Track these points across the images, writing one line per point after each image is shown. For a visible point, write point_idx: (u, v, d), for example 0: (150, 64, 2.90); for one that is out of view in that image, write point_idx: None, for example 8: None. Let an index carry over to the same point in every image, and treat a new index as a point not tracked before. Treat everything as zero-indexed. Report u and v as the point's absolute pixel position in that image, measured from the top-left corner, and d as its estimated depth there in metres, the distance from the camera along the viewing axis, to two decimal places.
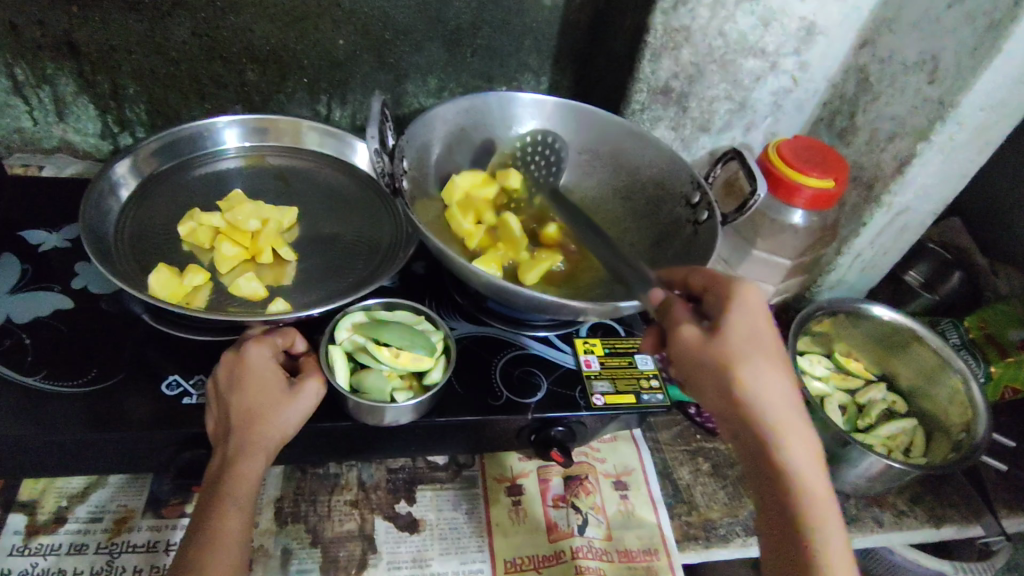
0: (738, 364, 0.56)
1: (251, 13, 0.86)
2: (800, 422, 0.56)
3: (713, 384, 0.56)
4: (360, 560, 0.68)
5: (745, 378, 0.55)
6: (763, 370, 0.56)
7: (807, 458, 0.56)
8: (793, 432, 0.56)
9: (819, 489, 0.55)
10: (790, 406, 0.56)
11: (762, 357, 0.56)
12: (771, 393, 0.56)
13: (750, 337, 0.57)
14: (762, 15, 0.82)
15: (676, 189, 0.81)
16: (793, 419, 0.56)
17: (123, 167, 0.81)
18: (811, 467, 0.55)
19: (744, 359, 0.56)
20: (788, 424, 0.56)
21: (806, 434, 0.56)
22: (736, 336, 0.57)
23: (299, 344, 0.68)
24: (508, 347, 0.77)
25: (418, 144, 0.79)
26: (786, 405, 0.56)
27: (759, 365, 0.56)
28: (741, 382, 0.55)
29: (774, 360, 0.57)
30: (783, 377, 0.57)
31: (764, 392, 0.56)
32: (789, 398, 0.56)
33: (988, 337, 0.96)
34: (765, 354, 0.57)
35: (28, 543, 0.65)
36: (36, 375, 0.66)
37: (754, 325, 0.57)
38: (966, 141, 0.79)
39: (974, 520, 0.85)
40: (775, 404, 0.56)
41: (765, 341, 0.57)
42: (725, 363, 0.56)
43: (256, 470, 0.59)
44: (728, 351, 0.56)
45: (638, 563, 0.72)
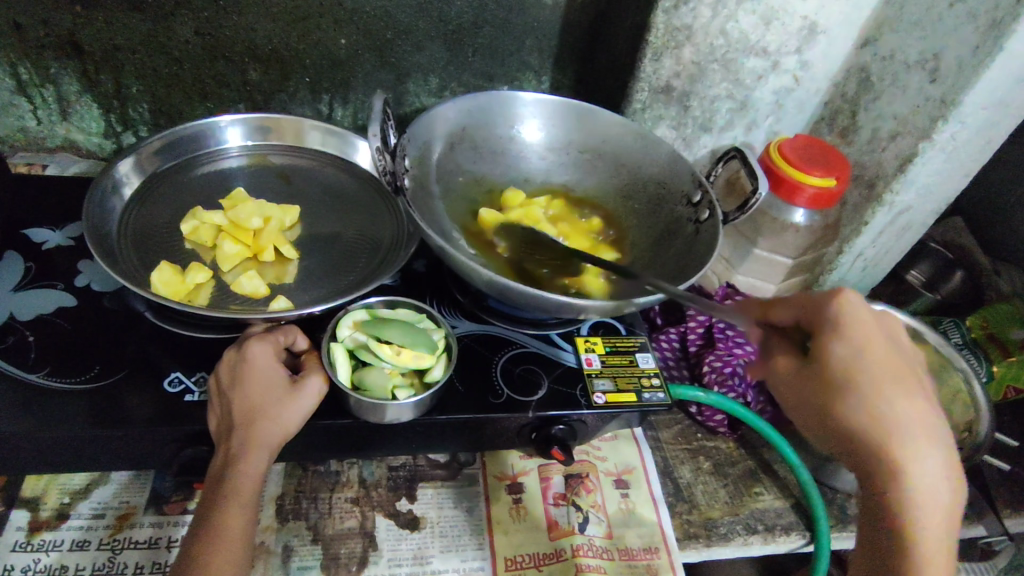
0: (857, 383, 0.52)
1: (253, 12, 0.86)
2: (925, 444, 0.52)
3: (816, 403, 0.54)
4: (361, 558, 0.68)
5: (858, 396, 0.52)
6: (875, 391, 0.52)
7: (934, 483, 0.51)
8: (923, 457, 0.51)
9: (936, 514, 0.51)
10: (920, 427, 0.52)
11: (880, 373, 0.53)
12: (885, 410, 0.52)
13: (873, 351, 0.53)
14: (764, 14, 0.82)
15: (677, 188, 0.81)
16: (916, 441, 0.51)
17: (126, 165, 0.81)
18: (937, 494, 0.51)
19: (854, 382, 0.52)
20: (911, 442, 0.51)
21: (933, 459, 0.51)
22: (857, 353, 0.53)
23: (300, 341, 0.68)
24: (509, 345, 0.77)
25: (419, 143, 0.78)
26: (904, 427, 0.52)
27: (882, 384, 0.52)
28: (847, 402, 0.52)
29: (902, 377, 0.53)
30: (899, 394, 0.52)
31: (882, 412, 0.52)
32: (908, 418, 0.52)
33: (989, 337, 0.95)
34: (893, 370, 0.53)
35: (31, 539, 0.65)
36: (39, 371, 0.66)
37: (866, 340, 0.54)
38: (970, 140, 0.79)
39: (977, 520, 0.85)
40: (896, 419, 0.52)
41: (894, 356, 0.54)
42: (844, 386, 0.53)
43: (259, 468, 0.59)
44: (836, 371, 0.53)
45: (639, 561, 0.72)
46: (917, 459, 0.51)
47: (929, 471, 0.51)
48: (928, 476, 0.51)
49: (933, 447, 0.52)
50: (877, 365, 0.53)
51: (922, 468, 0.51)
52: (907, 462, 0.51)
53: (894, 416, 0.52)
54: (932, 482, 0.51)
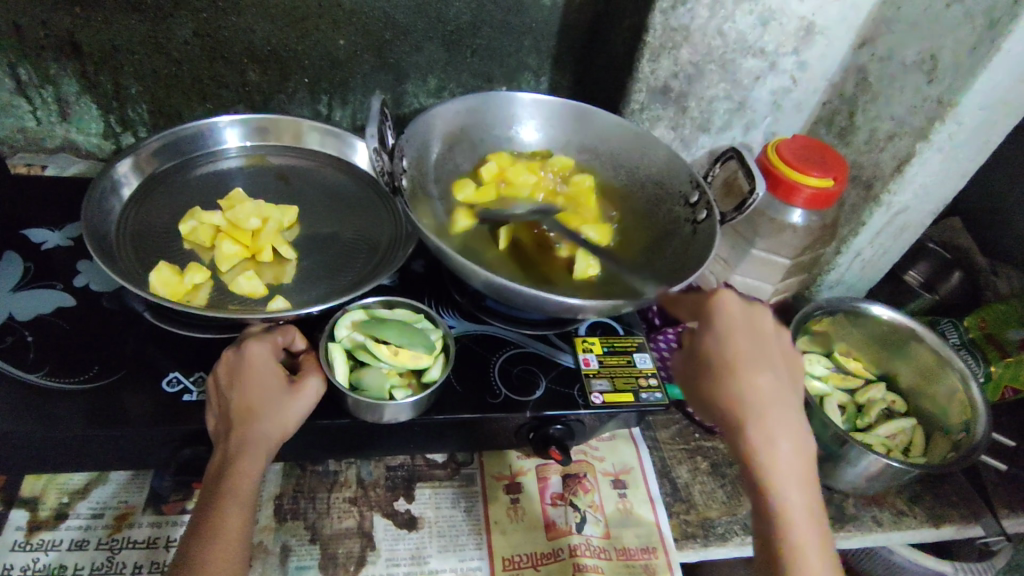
0: (729, 369, 0.58)
1: (253, 13, 0.86)
2: (783, 422, 0.57)
3: (701, 390, 0.59)
4: (359, 557, 0.69)
5: (731, 381, 0.57)
6: (745, 376, 0.58)
7: (790, 458, 0.56)
8: (781, 433, 0.56)
9: (796, 491, 0.55)
10: (779, 408, 0.57)
11: (744, 359, 0.58)
12: (751, 392, 0.57)
13: (734, 339, 0.59)
14: (761, 15, 0.82)
15: (675, 189, 0.81)
16: (776, 420, 0.56)
17: (125, 166, 0.82)
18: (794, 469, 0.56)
19: (727, 368, 0.58)
20: (769, 421, 0.56)
21: (790, 435, 0.56)
22: (722, 343, 0.59)
23: (298, 341, 0.68)
24: (507, 345, 0.77)
25: (416, 144, 0.78)
26: (766, 406, 0.57)
27: (741, 366, 0.58)
28: (722, 387, 0.58)
29: (761, 360, 0.59)
30: (764, 377, 0.58)
31: (748, 393, 0.57)
32: (768, 398, 0.57)
33: (988, 337, 0.95)
34: (750, 353, 0.59)
35: (30, 538, 0.65)
36: (38, 371, 0.66)
37: (737, 333, 0.60)
38: (967, 141, 0.79)
39: (974, 520, 0.86)
40: (758, 399, 0.57)
41: (757, 346, 0.60)
42: (710, 369, 0.59)
43: (257, 468, 0.60)
44: (715, 360, 0.59)
45: (636, 561, 0.73)
46: (776, 435, 0.56)
47: (785, 446, 0.56)
48: (784, 451, 0.56)
49: (790, 423, 0.57)
50: (735, 349, 0.59)
51: (779, 444, 0.56)
52: (768, 441, 0.56)
53: (751, 394, 0.57)
54: (791, 459, 0.56)
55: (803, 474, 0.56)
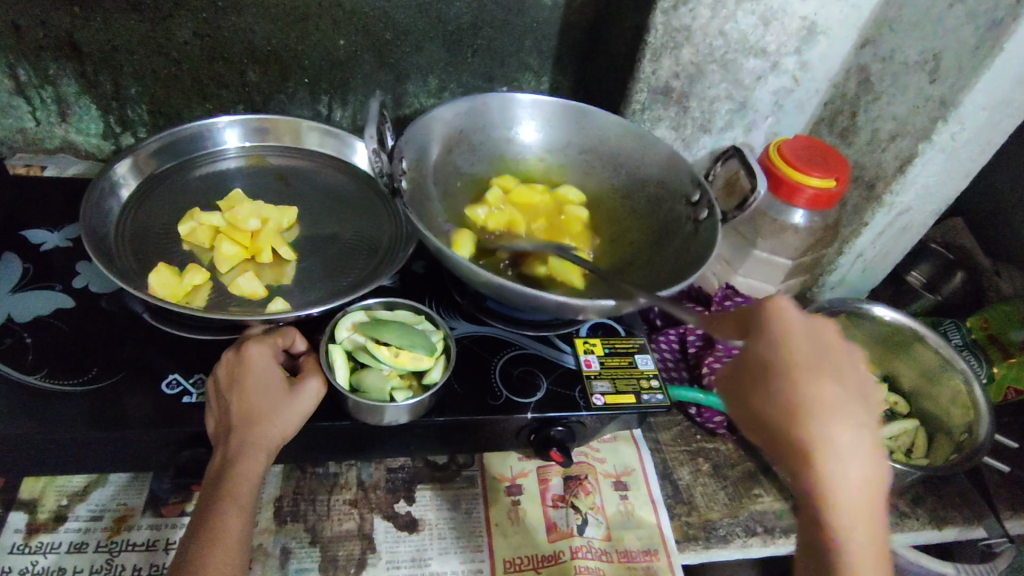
0: (790, 389, 0.44)
1: (252, 13, 0.86)
2: (861, 457, 0.44)
3: (752, 417, 0.45)
4: (359, 560, 0.68)
5: (788, 402, 0.44)
6: (810, 398, 0.44)
7: (862, 498, 0.44)
8: (853, 470, 0.43)
9: (864, 536, 0.44)
10: (857, 437, 0.44)
11: (810, 378, 0.45)
12: (818, 417, 0.44)
13: (789, 347, 0.46)
14: (763, 15, 0.82)
15: (675, 187, 0.81)
16: (851, 454, 0.44)
17: (124, 166, 0.81)
18: (865, 511, 0.44)
19: (786, 390, 0.44)
20: (842, 454, 0.43)
21: (867, 472, 0.44)
22: (775, 349, 0.46)
23: (298, 343, 0.68)
24: (508, 346, 0.77)
25: (417, 144, 0.78)
26: (837, 434, 0.44)
27: (809, 388, 0.44)
28: (778, 413, 0.44)
29: (827, 371, 0.45)
30: (833, 397, 0.44)
31: (817, 420, 0.44)
32: (843, 424, 0.44)
33: (990, 337, 0.95)
34: (814, 365, 0.45)
35: (28, 541, 0.65)
36: (36, 373, 0.66)
37: (796, 343, 0.46)
38: (969, 141, 0.79)
39: (977, 521, 0.85)
40: (828, 428, 0.44)
41: (824, 360, 0.46)
42: (766, 386, 0.45)
43: (257, 470, 0.59)
44: (773, 378, 0.45)
45: (637, 563, 0.72)
46: (847, 473, 0.43)
47: (854, 481, 0.44)
48: (859, 494, 0.44)
49: (870, 454, 0.44)
50: (793, 359, 0.45)
51: (847, 479, 0.43)
52: (835, 480, 0.43)
53: (816, 417, 0.44)
54: (862, 499, 0.44)
55: (876, 517, 0.44)
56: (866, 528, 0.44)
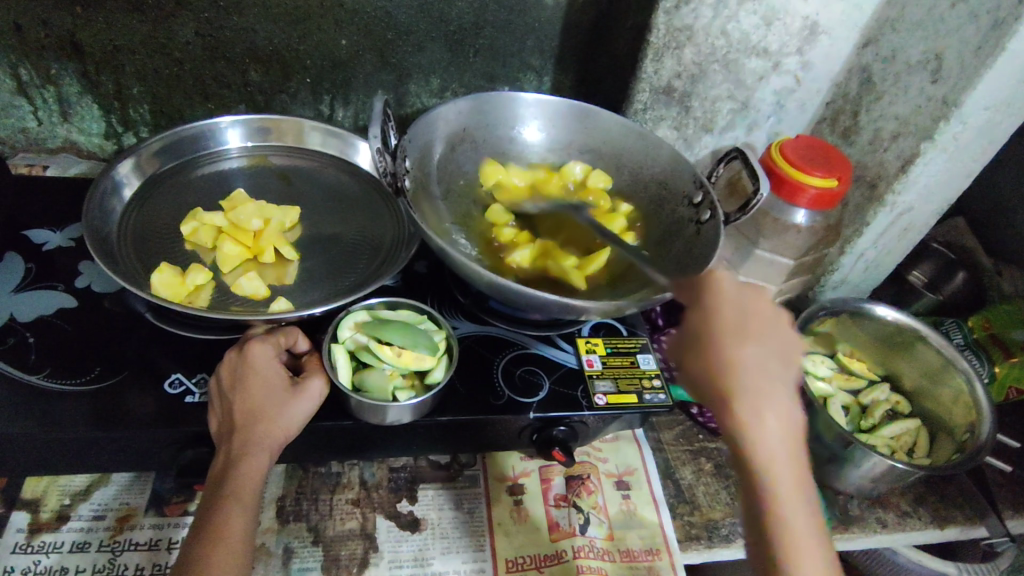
0: (717, 341, 0.53)
1: (254, 13, 0.86)
2: (777, 401, 0.51)
3: (691, 366, 0.53)
4: (362, 559, 0.68)
5: (716, 352, 0.52)
6: (733, 348, 0.52)
7: (778, 437, 0.51)
8: (768, 413, 0.51)
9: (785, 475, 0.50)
10: (771, 383, 0.52)
11: (733, 333, 0.53)
12: (739, 366, 0.52)
13: (720, 315, 0.54)
14: (765, 15, 0.82)
15: (679, 189, 0.81)
16: (767, 397, 0.51)
17: (125, 167, 0.81)
18: (783, 450, 0.51)
19: (715, 342, 0.53)
20: (761, 399, 0.51)
21: (782, 414, 0.51)
22: (706, 317, 0.54)
23: (301, 342, 0.68)
24: (511, 346, 0.77)
25: (420, 143, 0.78)
26: (758, 380, 0.51)
27: (730, 342, 0.52)
28: (710, 361, 0.52)
29: (750, 334, 0.53)
30: (754, 349, 0.52)
31: (738, 366, 0.52)
32: (761, 372, 0.52)
33: (992, 337, 0.95)
34: (741, 330, 0.53)
35: (31, 540, 0.65)
36: (39, 373, 0.66)
37: (725, 306, 0.55)
38: (971, 141, 0.79)
39: (979, 521, 0.85)
40: (749, 375, 0.51)
41: (750, 319, 0.54)
42: (695, 350, 0.53)
43: (260, 469, 0.59)
44: (703, 332, 0.54)
45: (640, 563, 0.72)
46: (763, 415, 0.51)
47: (773, 430, 0.51)
48: (773, 434, 0.51)
49: (786, 401, 0.51)
50: (720, 325, 0.53)
51: (765, 428, 0.50)
52: (753, 421, 0.51)
53: (738, 371, 0.51)
54: (778, 438, 0.51)
55: (795, 457, 0.51)
56: (784, 466, 0.50)
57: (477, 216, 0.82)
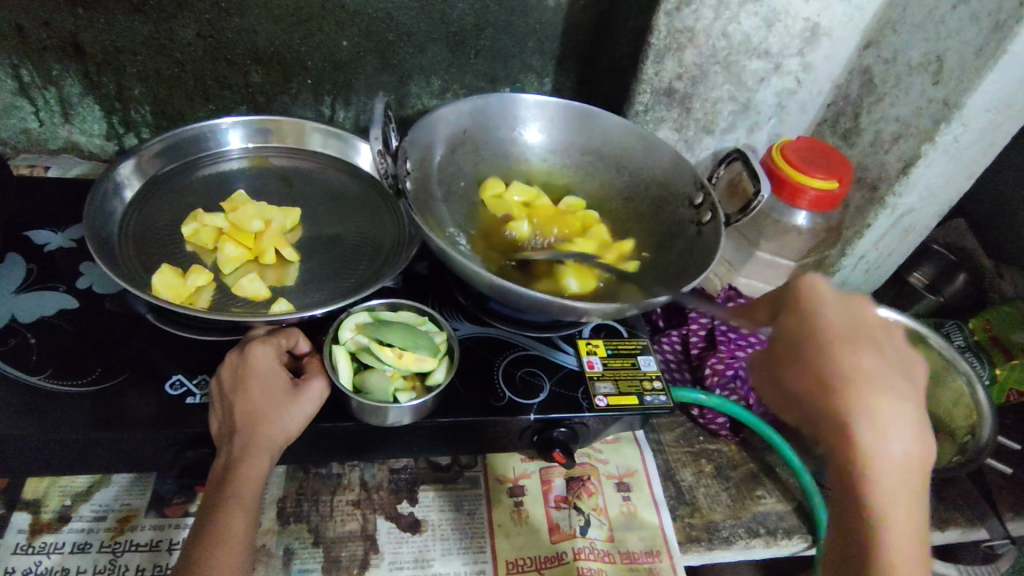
0: (828, 348, 0.44)
1: (255, 14, 0.86)
2: (904, 419, 0.42)
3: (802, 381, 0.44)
4: (362, 560, 0.68)
5: (833, 361, 0.43)
6: (851, 356, 0.43)
7: (904, 463, 0.42)
8: (893, 433, 0.42)
9: (901, 505, 0.42)
10: (898, 399, 0.42)
11: (850, 345, 0.44)
12: (861, 377, 0.43)
13: (828, 325, 0.45)
14: (766, 16, 0.82)
15: (679, 190, 0.81)
16: (895, 415, 0.42)
17: (127, 167, 0.81)
18: (906, 476, 0.42)
19: (831, 351, 0.44)
20: (886, 415, 0.42)
21: (911, 435, 0.42)
22: (811, 324, 0.46)
23: (302, 344, 0.68)
24: (512, 347, 0.77)
25: (421, 145, 0.78)
26: (883, 394, 0.42)
27: (841, 350, 0.44)
28: (825, 372, 0.43)
29: (867, 343, 0.44)
30: (876, 359, 0.44)
31: (860, 375, 0.43)
32: (886, 382, 0.43)
33: (993, 339, 0.95)
34: (855, 340, 0.44)
35: (32, 541, 0.65)
36: (40, 373, 0.66)
37: (832, 315, 0.46)
38: (973, 143, 0.78)
39: (980, 523, 0.85)
40: (871, 389, 0.42)
41: (861, 330, 0.45)
42: (796, 360, 0.45)
43: (261, 470, 0.59)
44: (815, 342, 0.45)
45: (640, 565, 0.72)
46: (886, 435, 0.42)
47: (898, 456, 0.42)
48: (896, 460, 0.42)
49: (914, 420, 0.42)
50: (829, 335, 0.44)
51: (891, 452, 0.42)
52: (876, 443, 0.42)
53: (859, 386, 0.42)
54: (904, 466, 0.42)
55: (916, 487, 0.43)
56: (905, 495, 0.42)
57: (477, 216, 0.82)
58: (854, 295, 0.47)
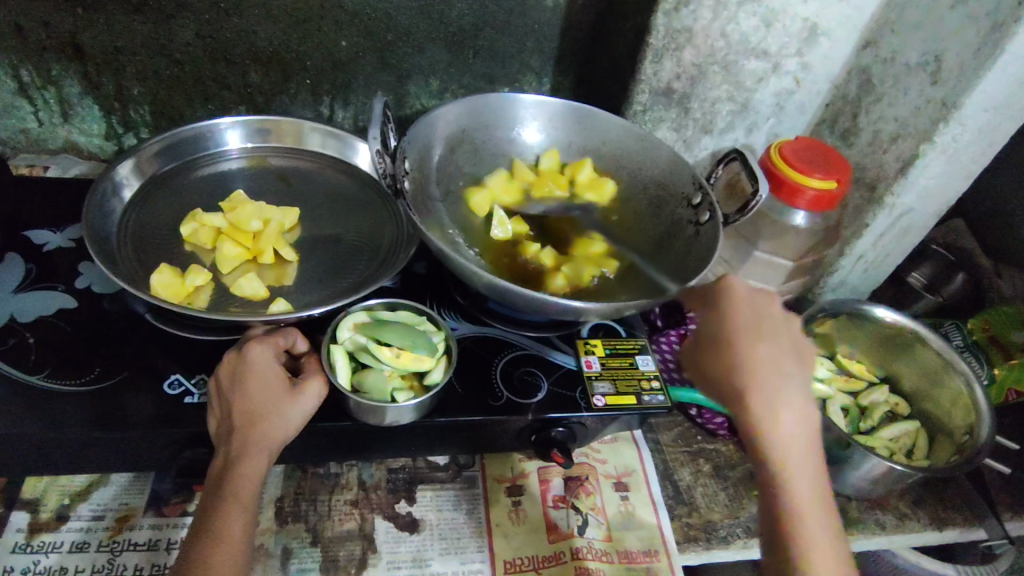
0: (732, 337, 0.57)
1: (254, 14, 0.86)
2: (786, 386, 0.55)
3: (713, 361, 0.57)
4: (360, 560, 0.68)
5: (735, 347, 0.57)
6: (748, 343, 0.57)
7: (790, 422, 0.54)
8: (779, 398, 0.55)
9: (793, 458, 0.53)
10: (783, 375, 0.56)
11: (749, 333, 0.57)
12: (754, 357, 0.56)
13: (734, 320, 0.59)
14: (765, 16, 0.82)
15: (678, 190, 0.81)
16: (781, 385, 0.55)
17: (126, 168, 0.82)
18: (794, 433, 0.54)
19: (734, 338, 0.57)
20: (770, 385, 0.55)
21: (791, 398, 0.55)
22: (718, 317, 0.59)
23: (300, 343, 0.68)
24: (510, 347, 0.77)
25: (420, 145, 0.78)
26: (769, 371, 0.55)
27: (737, 337, 0.57)
28: (729, 352, 0.57)
29: (763, 333, 0.57)
30: (769, 344, 0.57)
31: (753, 356, 0.56)
32: (774, 361, 0.56)
33: (991, 339, 0.95)
34: (754, 330, 0.58)
35: (31, 540, 0.65)
36: (39, 373, 0.66)
37: (738, 310, 0.59)
38: (971, 143, 0.79)
39: (978, 523, 0.85)
40: (760, 366, 0.55)
41: (761, 322, 0.59)
42: (713, 347, 0.58)
43: (259, 470, 0.59)
44: (724, 332, 0.58)
45: (638, 564, 0.72)
46: (773, 400, 0.54)
47: (784, 417, 0.54)
48: (784, 420, 0.54)
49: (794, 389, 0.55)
50: (733, 327, 0.58)
51: (778, 413, 0.54)
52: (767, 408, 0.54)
53: (750, 364, 0.56)
54: (789, 424, 0.54)
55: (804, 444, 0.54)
56: (796, 449, 0.54)
57: (471, 228, 0.80)
58: (763, 297, 0.61)
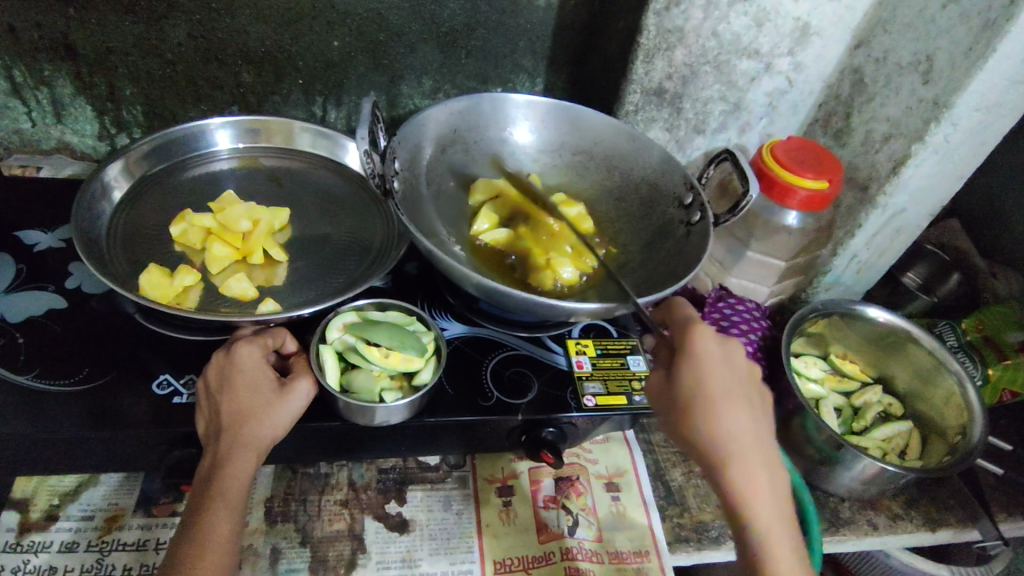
0: (710, 401, 0.59)
1: (246, 14, 0.86)
2: (757, 454, 0.59)
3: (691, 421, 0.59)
4: (349, 561, 0.68)
5: (717, 415, 0.59)
6: (734, 411, 0.59)
7: (765, 491, 0.58)
8: (752, 465, 0.58)
9: (772, 528, 0.57)
10: (756, 441, 0.59)
11: (724, 397, 0.59)
12: (731, 426, 0.59)
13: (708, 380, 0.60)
14: (756, 16, 0.82)
15: (669, 190, 0.81)
16: (754, 451, 0.59)
17: (115, 169, 0.81)
18: (769, 501, 0.58)
19: (717, 402, 0.59)
20: (744, 450, 0.58)
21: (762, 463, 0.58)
22: (694, 381, 0.60)
23: (289, 343, 0.68)
24: (500, 347, 0.77)
25: (410, 145, 0.78)
26: (744, 439, 0.59)
27: (715, 402, 0.59)
28: (711, 419, 0.59)
29: (738, 399, 0.60)
30: (745, 412, 0.60)
31: (732, 422, 0.59)
32: (750, 428, 0.59)
33: (985, 339, 0.95)
34: (730, 392, 0.60)
35: (20, 540, 0.65)
36: (27, 373, 0.66)
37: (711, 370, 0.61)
38: (963, 142, 0.78)
39: (971, 524, 0.85)
40: (737, 431, 0.59)
41: (733, 383, 0.61)
42: (694, 413, 0.59)
43: (248, 471, 0.59)
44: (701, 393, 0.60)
45: (628, 565, 0.72)
46: (748, 468, 0.58)
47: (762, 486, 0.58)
48: (761, 486, 0.58)
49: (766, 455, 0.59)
50: (709, 392, 0.59)
51: (755, 482, 0.58)
52: (744, 482, 0.57)
53: (732, 431, 0.58)
54: (763, 492, 0.57)
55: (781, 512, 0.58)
56: (774, 517, 0.57)
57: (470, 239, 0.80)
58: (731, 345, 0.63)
